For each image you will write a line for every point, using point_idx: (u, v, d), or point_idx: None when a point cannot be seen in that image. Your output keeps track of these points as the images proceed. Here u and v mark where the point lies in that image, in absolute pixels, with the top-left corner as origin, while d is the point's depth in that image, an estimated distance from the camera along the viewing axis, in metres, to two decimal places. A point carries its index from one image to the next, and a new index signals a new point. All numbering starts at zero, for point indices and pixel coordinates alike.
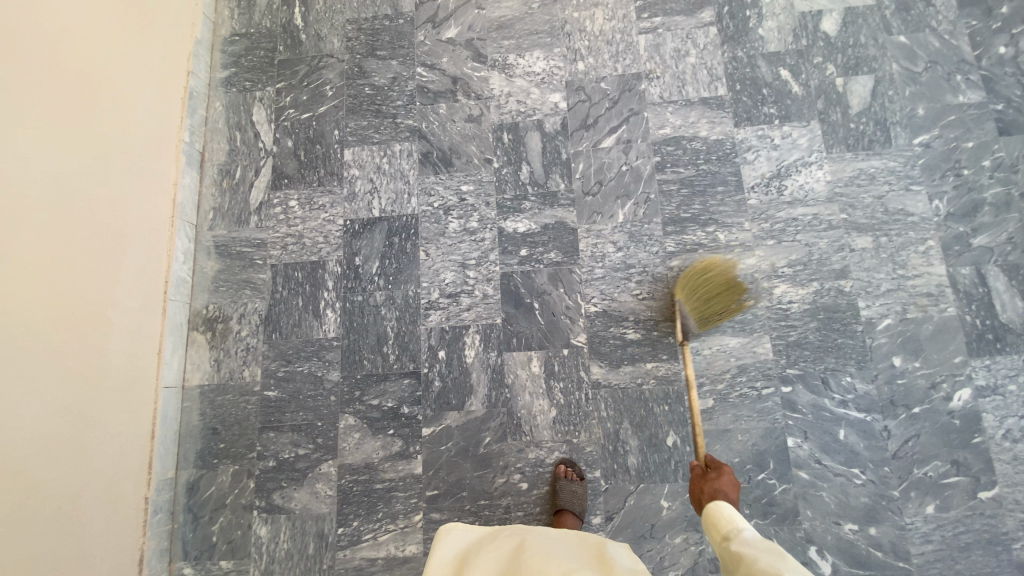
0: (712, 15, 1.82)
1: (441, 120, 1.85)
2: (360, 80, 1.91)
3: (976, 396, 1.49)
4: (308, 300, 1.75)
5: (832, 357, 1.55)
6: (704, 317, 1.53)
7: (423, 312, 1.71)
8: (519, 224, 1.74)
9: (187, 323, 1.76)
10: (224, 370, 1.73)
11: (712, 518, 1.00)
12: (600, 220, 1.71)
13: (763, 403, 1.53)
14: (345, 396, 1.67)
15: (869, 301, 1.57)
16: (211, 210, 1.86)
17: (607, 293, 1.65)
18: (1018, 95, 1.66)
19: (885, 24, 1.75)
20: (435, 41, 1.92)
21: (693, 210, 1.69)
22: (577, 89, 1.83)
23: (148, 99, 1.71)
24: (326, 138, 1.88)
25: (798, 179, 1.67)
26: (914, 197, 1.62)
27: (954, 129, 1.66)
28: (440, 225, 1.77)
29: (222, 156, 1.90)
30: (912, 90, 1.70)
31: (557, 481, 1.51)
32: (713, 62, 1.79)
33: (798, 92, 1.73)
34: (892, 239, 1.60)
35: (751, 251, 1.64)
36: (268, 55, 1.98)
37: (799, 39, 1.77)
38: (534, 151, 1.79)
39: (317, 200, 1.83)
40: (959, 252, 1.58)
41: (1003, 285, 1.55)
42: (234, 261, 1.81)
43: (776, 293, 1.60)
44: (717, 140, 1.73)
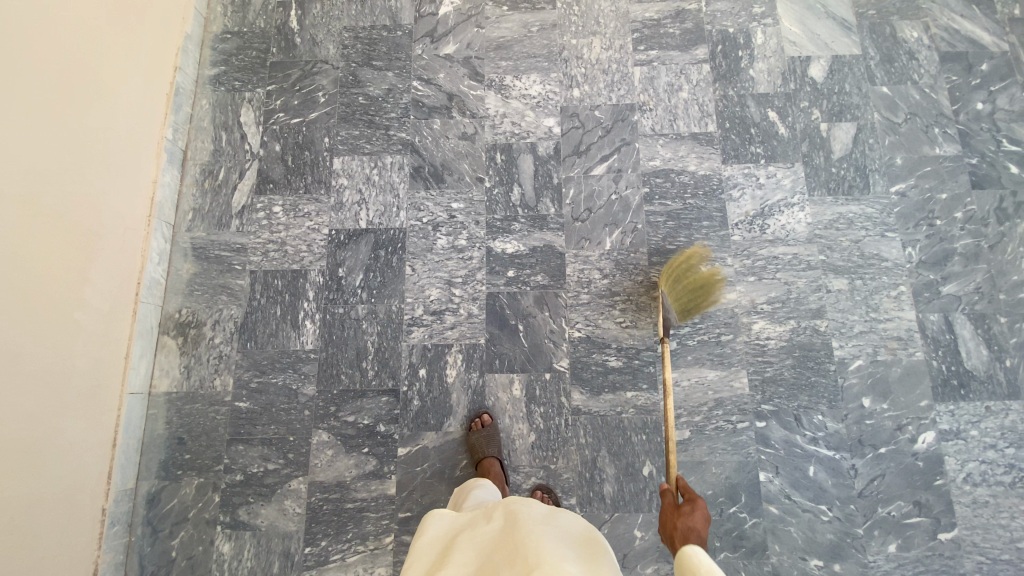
0: (705, 52, 1.87)
1: (434, 135, 1.84)
2: (354, 89, 1.89)
3: (939, 439, 1.55)
4: (287, 309, 1.71)
5: (805, 395, 1.58)
6: (685, 309, 1.53)
7: (406, 329, 1.69)
8: (508, 245, 1.74)
9: (158, 326, 1.70)
10: (194, 378, 1.67)
11: (688, 567, 0.88)
12: (588, 246, 1.73)
13: (737, 437, 1.56)
14: (320, 411, 1.63)
15: (843, 342, 1.62)
16: (191, 211, 1.80)
17: (591, 319, 1.66)
18: (990, 151, 1.75)
19: (868, 74, 1.83)
20: (433, 56, 1.91)
21: (679, 242, 1.72)
22: (571, 115, 1.84)
23: (132, 93, 1.66)
24: (315, 145, 1.85)
25: (780, 219, 1.72)
26: (889, 243, 1.69)
27: (929, 180, 1.73)
28: (427, 241, 1.75)
29: (206, 156, 1.85)
30: (891, 140, 1.77)
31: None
32: (705, 98, 1.83)
33: (784, 134, 1.79)
34: (866, 282, 1.66)
35: (733, 286, 1.67)
36: (261, 56, 1.94)
37: (788, 82, 1.84)
38: (526, 174, 1.80)
39: (303, 207, 1.79)
40: (929, 299, 1.65)
41: (969, 333, 1.62)
42: (212, 265, 1.75)
43: (754, 329, 1.63)
44: (704, 175, 1.77)
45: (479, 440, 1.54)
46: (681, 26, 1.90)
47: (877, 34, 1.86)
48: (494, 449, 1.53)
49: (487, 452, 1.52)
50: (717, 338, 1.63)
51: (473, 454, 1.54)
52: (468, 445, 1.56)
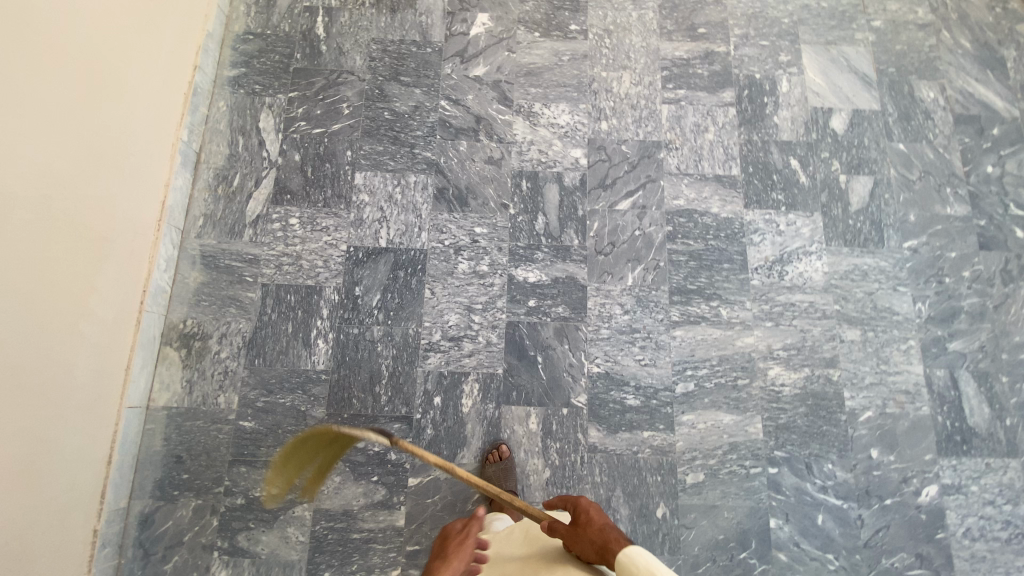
0: (732, 96, 1.90)
1: (460, 157, 1.82)
2: (379, 103, 1.85)
3: (941, 493, 1.60)
4: (299, 326, 1.65)
5: (816, 443, 1.61)
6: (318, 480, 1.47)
7: (422, 354, 1.65)
8: (530, 274, 1.73)
9: (160, 337, 1.63)
10: (197, 393, 1.60)
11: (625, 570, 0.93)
12: (610, 281, 1.73)
13: (750, 482, 1.57)
14: (329, 435, 1.57)
15: (854, 392, 1.65)
16: (202, 217, 1.73)
17: (611, 355, 1.66)
18: (997, 214, 1.82)
19: (886, 130, 1.89)
20: (462, 76, 1.89)
21: (700, 282, 1.73)
22: (599, 147, 1.84)
23: (150, 93, 1.58)
24: (337, 158, 1.80)
25: (798, 267, 1.75)
26: (900, 297, 1.74)
27: (940, 238, 1.79)
28: (448, 264, 1.72)
29: (220, 160, 1.78)
30: (906, 196, 1.83)
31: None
32: (729, 141, 1.86)
33: (805, 183, 1.82)
34: (878, 334, 1.70)
35: (751, 330, 1.69)
36: (284, 60, 1.89)
37: (810, 132, 1.88)
38: (551, 203, 1.79)
39: (321, 221, 1.74)
40: (936, 354, 1.70)
41: (972, 390, 1.67)
42: (221, 275, 1.69)
43: (770, 374, 1.65)
44: (727, 218, 1.79)
45: (495, 474, 1.52)
46: (709, 67, 1.93)
47: (895, 92, 1.92)
48: (511, 484, 1.51)
49: (504, 487, 1.50)
50: (734, 382, 1.64)
51: (489, 488, 1.51)
52: (483, 478, 1.53)
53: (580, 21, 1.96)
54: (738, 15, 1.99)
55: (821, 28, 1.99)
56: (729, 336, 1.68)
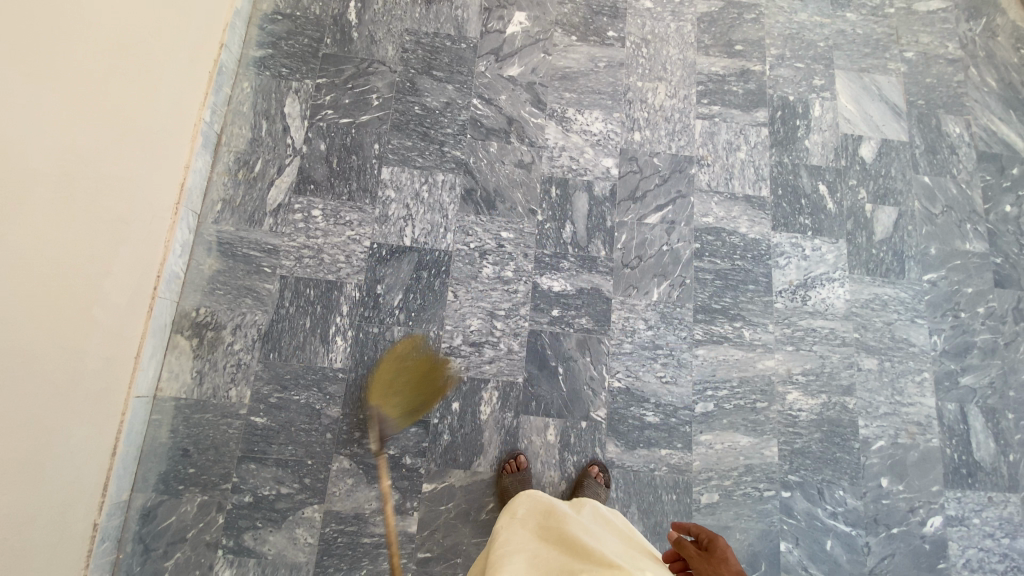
0: (765, 116, 1.90)
1: (490, 159, 1.79)
2: (411, 97, 1.81)
3: (945, 523, 1.62)
4: (317, 322, 1.60)
5: (829, 469, 1.62)
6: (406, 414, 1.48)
7: (442, 357, 1.61)
8: (555, 282, 1.71)
9: (171, 324, 1.57)
10: (207, 385, 1.54)
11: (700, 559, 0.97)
12: (635, 295, 1.72)
13: (763, 504, 1.58)
14: (343, 436, 1.53)
15: (868, 421, 1.67)
16: (220, 202, 1.67)
17: (632, 370, 1.66)
18: (1013, 253, 1.85)
19: (912, 162, 1.91)
20: (496, 76, 1.85)
21: (724, 302, 1.73)
22: (630, 158, 1.82)
23: (176, 70, 1.51)
24: (364, 150, 1.75)
25: (821, 292, 1.75)
26: (918, 328, 1.76)
27: (958, 273, 1.82)
28: (473, 268, 1.69)
29: (242, 144, 1.72)
30: (927, 229, 1.85)
31: (583, 479, 1.54)
32: (760, 162, 1.85)
33: (831, 209, 1.83)
34: (894, 365, 1.72)
35: (772, 353, 1.70)
36: (313, 44, 1.82)
37: (839, 158, 1.89)
38: (580, 212, 1.77)
39: (344, 214, 1.69)
40: (948, 387, 1.72)
41: (980, 425, 1.70)
42: (238, 264, 1.63)
43: (788, 399, 1.66)
44: (753, 239, 1.78)
45: (512, 485, 1.50)
46: (744, 85, 1.92)
47: (923, 125, 1.94)
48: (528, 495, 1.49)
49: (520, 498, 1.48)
50: (752, 404, 1.65)
51: (505, 499, 1.50)
52: (500, 489, 1.51)
53: (618, 28, 1.93)
54: (775, 35, 1.98)
55: (855, 54, 2.00)
56: (750, 358, 1.69)
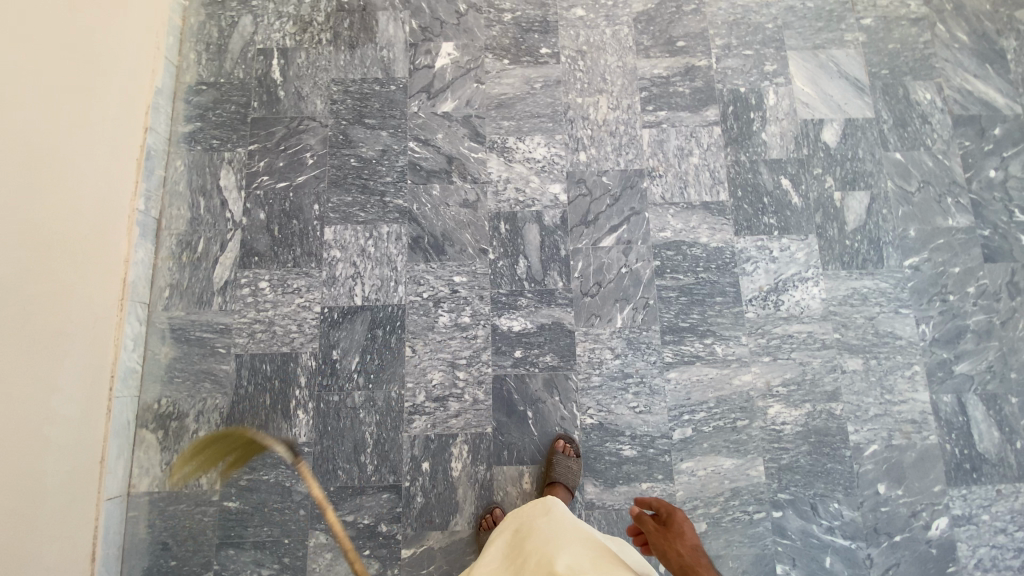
0: (716, 114, 1.80)
1: (434, 202, 1.74)
2: (345, 150, 1.76)
3: (952, 524, 1.53)
4: (278, 397, 1.59)
5: (821, 482, 1.55)
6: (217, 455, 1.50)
7: (407, 417, 1.58)
8: (514, 322, 1.65)
9: (135, 419, 1.57)
10: (178, 476, 1.55)
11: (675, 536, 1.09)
12: (598, 324, 1.65)
13: (754, 528, 1.52)
14: (317, 510, 1.52)
15: (858, 426, 1.59)
16: (168, 287, 1.66)
17: (604, 404, 1.60)
18: (1002, 222, 1.73)
19: (882, 139, 1.78)
20: (430, 114, 1.79)
21: (692, 319, 1.65)
22: (578, 181, 1.75)
23: (97, 168, 1.49)
24: (304, 213, 1.72)
25: (794, 295, 1.67)
26: (903, 320, 1.65)
27: (942, 253, 1.70)
28: (428, 319, 1.65)
29: (182, 225, 1.70)
30: (905, 210, 1.73)
31: (552, 455, 1.53)
32: (715, 164, 1.76)
33: (797, 204, 1.73)
34: (881, 362, 1.62)
35: (748, 366, 1.62)
36: (240, 111, 1.79)
37: (800, 147, 1.78)
38: (532, 245, 1.71)
39: (292, 282, 1.67)
40: (942, 378, 1.62)
41: (980, 415, 1.60)
42: (193, 348, 1.62)
43: (770, 413, 1.59)
44: (716, 248, 1.70)
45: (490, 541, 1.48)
46: (691, 84, 1.82)
47: (889, 96, 1.81)
48: None
49: None
50: (733, 424, 1.58)
51: None
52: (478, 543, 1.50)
53: (551, 43, 1.85)
54: (719, 23, 1.87)
55: (807, 30, 1.87)
56: (725, 375, 1.61)
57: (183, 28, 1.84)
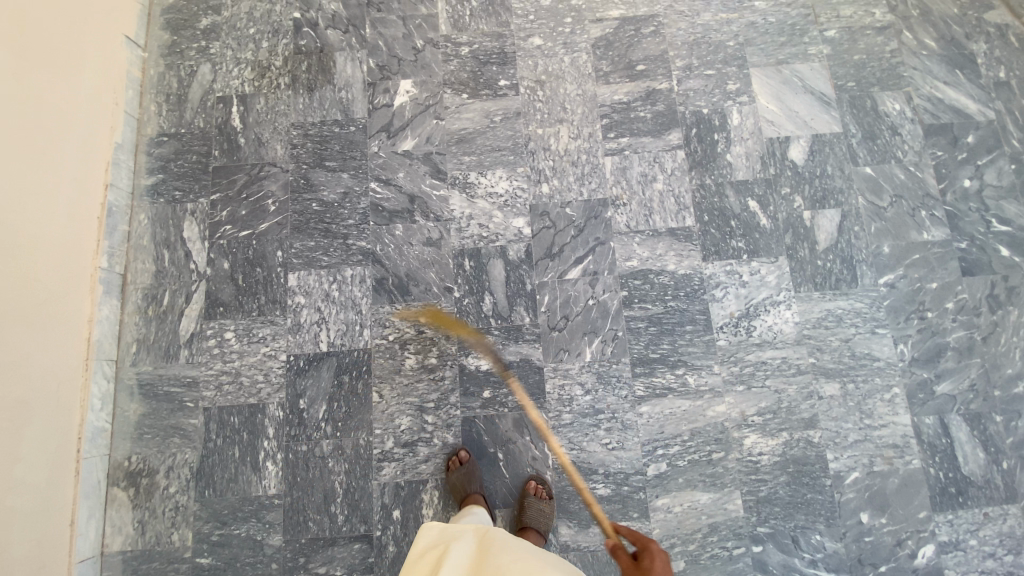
0: (679, 137, 1.77)
1: (397, 242, 1.72)
2: (307, 194, 1.76)
3: (939, 552, 1.49)
4: (247, 450, 1.58)
5: (801, 514, 1.51)
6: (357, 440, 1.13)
7: (376, 465, 1.56)
8: (481, 361, 1.62)
9: (107, 478, 1.57)
10: (150, 534, 1.54)
11: None
12: (567, 358, 1.62)
13: (733, 564, 1.49)
14: (289, 563, 1.51)
15: (837, 453, 1.54)
16: (134, 342, 1.65)
17: (576, 442, 1.56)
18: (979, 233, 1.68)
19: (850, 154, 1.74)
20: (390, 153, 1.78)
21: (663, 350, 1.62)
22: (541, 213, 1.73)
23: (55, 231, 1.48)
24: (268, 260, 1.71)
25: (766, 320, 1.63)
26: (880, 340, 1.61)
27: (918, 269, 1.66)
28: (395, 362, 1.63)
29: (148, 278, 1.70)
30: (877, 226, 1.69)
31: (525, 497, 1.51)
32: (680, 189, 1.73)
33: (766, 226, 1.70)
34: (859, 386, 1.58)
35: (722, 397, 1.58)
36: (201, 160, 1.79)
37: (767, 167, 1.74)
38: (497, 280, 1.68)
39: (257, 331, 1.66)
40: (924, 400, 1.57)
41: (965, 435, 1.55)
42: (161, 403, 1.61)
43: (746, 444, 1.55)
44: (684, 275, 1.67)
45: None
46: (652, 108, 1.79)
47: (857, 108, 1.77)
48: None
49: None
50: (708, 456, 1.55)
51: None
52: (449, 487, 1.52)
53: (510, 74, 1.83)
54: (679, 44, 1.84)
55: (770, 46, 1.84)
56: (699, 407, 1.57)
57: (142, 81, 1.85)
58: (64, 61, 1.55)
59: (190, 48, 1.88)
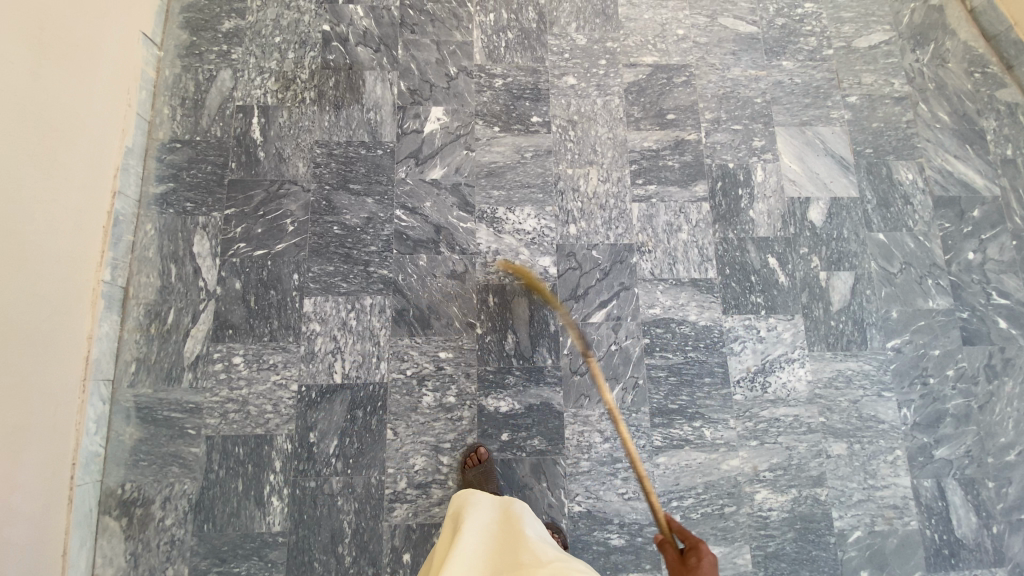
0: (705, 189, 1.80)
1: (420, 273, 1.68)
2: (328, 217, 1.70)
3: None
4: (251, 483, 1.51)
5: (806, 570, 1.55)
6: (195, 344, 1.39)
7: (387, 505, 1.52)
8: (501, 402, 1.60)
9: (98, 506, 1.46)
10: (141, 569, 1.44)
11: None
12: (588, 404, 1.61)
13: None
14: None
15: (843, 512, 1.59)
16: (134, 361, 1.55)
17: (592, 490, 1.56)
18: (979, 304, 1.77)
19: (865, 220, 1.81)
20: (418, 180, 1.74)
21: (681, 401, 1.63)
22: (568, 254, 1.72)
23: (61, 241, 1.38)
24: (283, 283, 1.64)
25: (781, 377, 1.67)
26: (885, 403, 1.67)
27: (923, 335, 1.73)
28: (412, 398, 1.59)
29: (152, 293, 1.60)
30: (887, 291, 1.76)
31: None
32: (704, 241, 1.76)
33: (784, 283, 1.74)
34: (865, 446, 1.64)
35: (736, 451, 1.61)
36: (216, 171, 1.70)
37: (787, 226, 1.79)
38: (520, 319, 1.66)
39: (268, 358, 1.59)
40: (923, 463, 1.64)
41: (959, 499, 1.63)
42: (160, 429, 1.52)
43: (757, 499, 1.58)
44: (705, 326, 1.69)
45: None
46: (680, 158, 1.81)
47: (873, 175, 1.84)
48: None
49: None
50: (720, 510, 1.57)
51: None
52: (465, 483, 1.52)
53: (542, 111, 1.82)
54: (708, 96, 1.87)
55: (795, 106, 1.89)
56: (713, 460, 1.60)
57: (156, 81, 1.75)
58: (80, 60, 1.46)
59: (210, 51, 1.79)
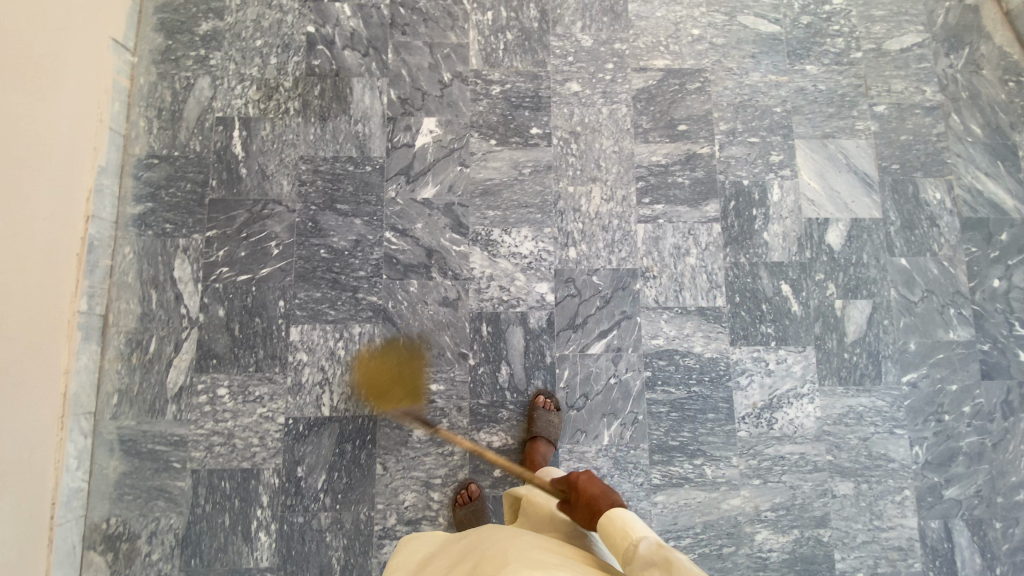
0: (717, 209, 1.68)
1: (411, 299, 1.60)
2: (314, 239, 1.61)
3: None
4: (238, 518, 1.48)
5: None
6: None
7: (376, 541, 1.49)
8: (494, 436, 1.55)
9: (82, 541, 1.45)
10: None
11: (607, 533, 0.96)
12: (584, 440, 1.56)
13: None
14: None
15: (845, 553, 1.54)
16: (116, 393, 1.51)
17: None
18: (1001, 335, 1.66)
19: (887, 243, 1.69)
20: (409, 200, 1.64)
21: (682, 438, 1.57)
22: (566, 280, 1.63)
23: (32, 276, 1.32)
24: (268, 310, 1.57)
25: (788, 412, 1.59)
26: (897, 441, 1.59)
27: (941, 368, 1.63)
28: (402, 432, 1.54)
29: (132, 321, 1.54)
30: (906, 321, 1.65)
31: None
32: (712, 265, 1.65)
33: (796, 312, 1.64)
34: (872, 486, 1.57)
35: (737, 490, 1.55)
36: (196, 190, 1.61)
37: (803, 250, 1.67)
38: (515, 350, 1.59)
39: (253, 389, 1.53)
40: (931, 504, 1.58)
41: (967, 541, 1.57)
42: (145, 462, 1.49)
43: (756, 539, 1.53)
44: (710, 358, 1.61)
45: None
46: (691, 174, 1.69)
47: (899, 193, 1.71)
48: None
49: None
50: (718, 550, 1.52)
51: None
52: (456, 521, 1.48)
53: (543, 122, 1.69)
54: (724, 105, 1.73)
55: (817, 116, 1.74)
56: (713, 499, 1.55)
57: (131, 91, 1.64)
58: (44, 78, 1.35)
59: (187, 56, 1.67)
